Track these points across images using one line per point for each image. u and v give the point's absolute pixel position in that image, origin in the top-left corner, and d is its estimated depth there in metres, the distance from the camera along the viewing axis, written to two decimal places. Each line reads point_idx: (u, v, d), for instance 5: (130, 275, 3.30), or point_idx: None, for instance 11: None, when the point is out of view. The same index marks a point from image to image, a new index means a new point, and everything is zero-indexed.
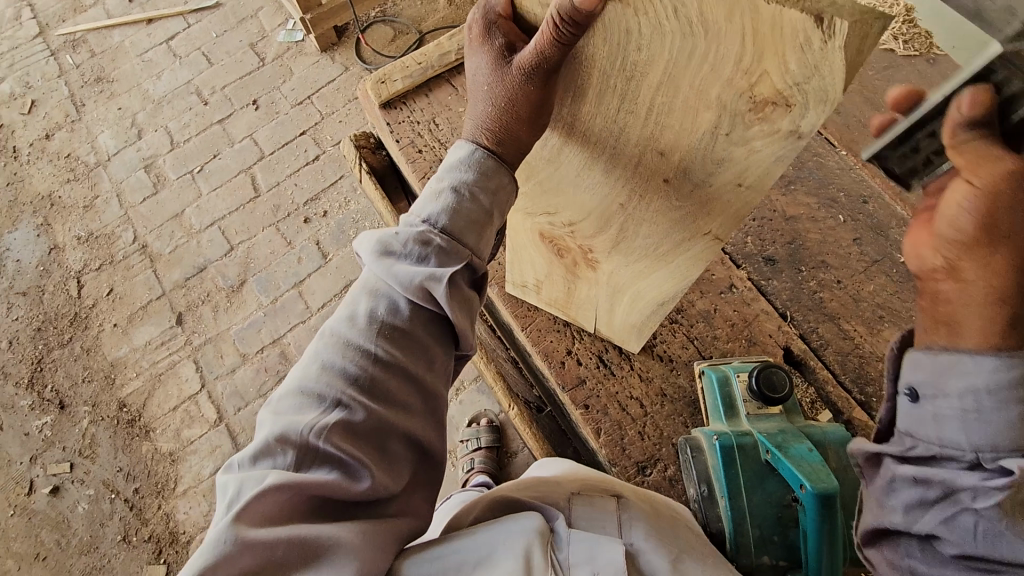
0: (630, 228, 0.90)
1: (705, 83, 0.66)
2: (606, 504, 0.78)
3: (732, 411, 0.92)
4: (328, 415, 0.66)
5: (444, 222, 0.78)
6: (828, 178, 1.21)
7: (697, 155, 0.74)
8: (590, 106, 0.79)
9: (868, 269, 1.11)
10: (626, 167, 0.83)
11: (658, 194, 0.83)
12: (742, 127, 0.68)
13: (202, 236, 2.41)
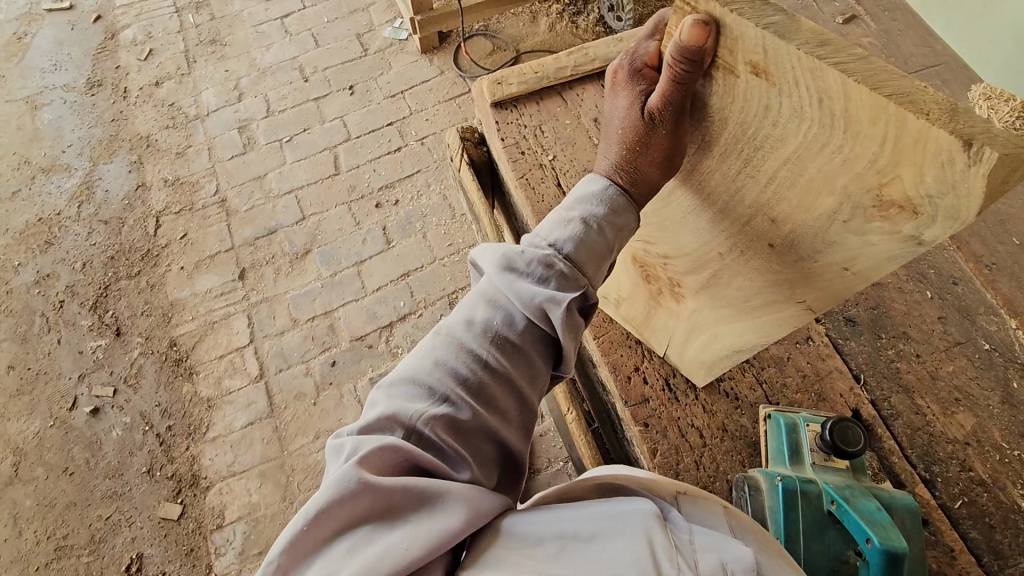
0: (723, 276, 0.93)
1: (833, 173, 0.67)
2: (713, 508, 0.67)
3: (797, 457, 0.92)
4: (439, 405, 0.68)
5: (569, 250, 0.80)
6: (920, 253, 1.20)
7: (809, 231, 0.75)
8: (713, 161, 0.81)
9: (950, 350, 1.10)
10: (733, 223, 0.85)
11: (760, 256, 0.85)
12: (862, 219, 0.68)
13: (278, 201, 2.52)
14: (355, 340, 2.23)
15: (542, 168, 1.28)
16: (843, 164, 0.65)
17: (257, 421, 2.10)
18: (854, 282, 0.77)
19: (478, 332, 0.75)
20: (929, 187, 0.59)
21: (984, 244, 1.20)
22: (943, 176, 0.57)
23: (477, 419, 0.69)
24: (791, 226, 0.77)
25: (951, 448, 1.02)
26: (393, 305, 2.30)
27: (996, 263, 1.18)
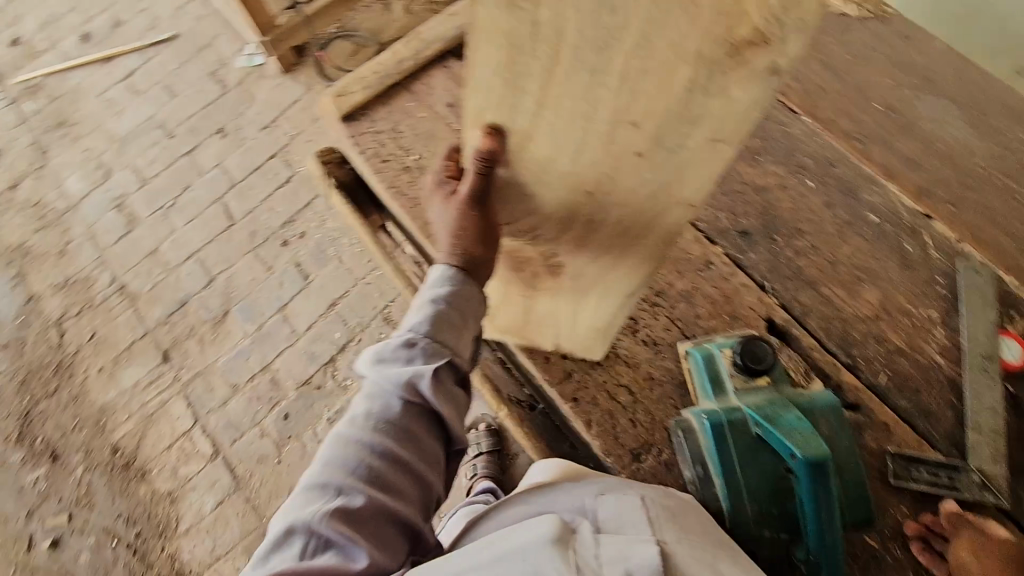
0: (595, 218, 0.74)
1: (616, 96, 0.57)
2: (633, 504, 0.75)
3: (720, 388, 0.91)
4: (333, 499, 0.75)
5: (427, 327, 0.85)
6: (795, 145, 1.20)
7: (657, 136, 0.59)
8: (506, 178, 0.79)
9: (842, 232, 1.11)
10: (567, 165, 0.67)
11: (595, 199, 0.71)
12: (705, 85, 0.51)
13: (180, 270, 2.38)
14: (301, 386, 2.16)
15: (410, 171, 1.22)
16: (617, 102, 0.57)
17: (227, 498, 2.03)
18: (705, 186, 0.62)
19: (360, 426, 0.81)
20: (716, 93, 0.52)
21: (851, 120, 1.20)
22: (723, 72, 0.50)
23: (370, 504, 0.75)
24: (604, 174, 0.67)
25: (864, 327, 1.04)
26: (329, 340, 2.22)
27: (866, 134, 1.19)
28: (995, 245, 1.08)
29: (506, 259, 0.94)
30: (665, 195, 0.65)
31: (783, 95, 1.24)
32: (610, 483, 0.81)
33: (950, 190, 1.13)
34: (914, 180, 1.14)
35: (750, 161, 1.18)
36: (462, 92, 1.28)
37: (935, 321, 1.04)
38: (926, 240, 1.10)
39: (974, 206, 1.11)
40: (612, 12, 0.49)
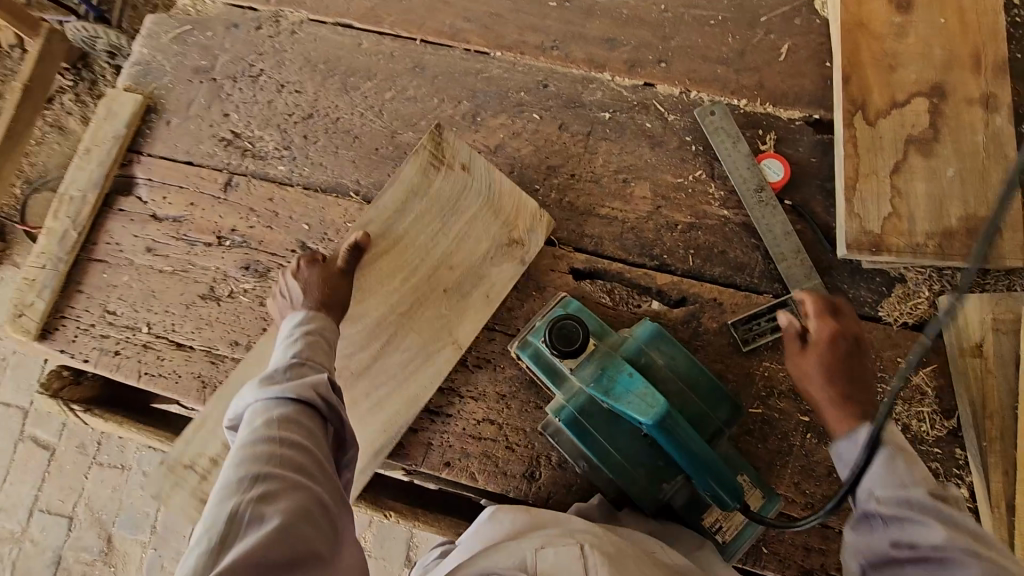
0: (459, 298, 0.98)
1: (465, 236, 1.00)
2: (571, 552, 0.67)
3: (559, 375, 0.86)
4: (250, 489, 0.62)
5: (297, 355, 0.80)
6: (503, 86, 1.12)
7: (463, 266, 0.99)
8: (378, 279, 0.99)
9: (588, 145, 1.07)
10: (410, 280, 0.99)
11: (434, 303, 0.98)
12: (502, 255, 0.99)
13: (32, 530, 2.04)
14: None
15: (150, 345, 1.04)
16: (404, 232, 1.00)
17: None
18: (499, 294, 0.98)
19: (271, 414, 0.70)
20: (469, 249, 1.00)
21: (538, 31, 1.14)
22: (465, 237, 1.00)
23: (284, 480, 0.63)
24: (442, 272, 0.99)
25: (652, 223, 1.02)
26: None
27: (557, 38, 1.13)
28: (715, 78, 1.08)
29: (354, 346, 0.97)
30: (463, 288, 0.98)
31: (466, 41, 1.15)
32: (548, 531, 0.73)
33: (654, 49, 1.11)
34: (620, 57, 1.11)
35: (471, 129, 1.10)
36: (152, 228, 1.10)
37: (705, 179, 1.03)
38: (658, 109, 1.07)
39: (680, 52, 1.10)
40: (461, 198, 1.00)
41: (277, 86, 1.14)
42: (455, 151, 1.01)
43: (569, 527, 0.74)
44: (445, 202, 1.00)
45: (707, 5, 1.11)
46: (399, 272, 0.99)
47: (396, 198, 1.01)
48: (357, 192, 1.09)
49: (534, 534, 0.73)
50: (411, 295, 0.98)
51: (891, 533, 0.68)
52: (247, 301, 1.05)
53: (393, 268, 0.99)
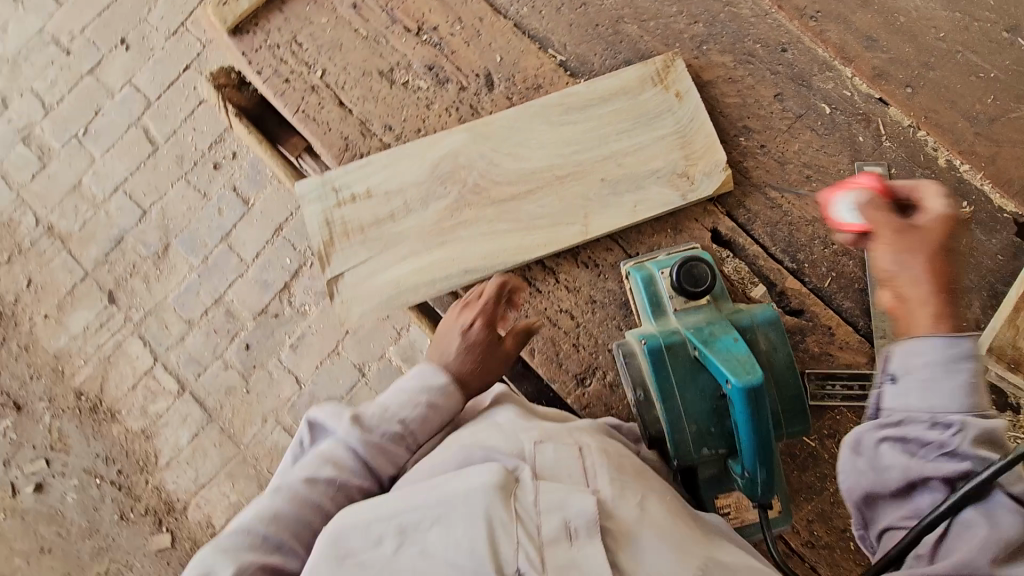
0: (606, 195, 0.99)
1: (643, 145, 1.00)
2: (571, 453, 0.77)
3: (661, 309, 0.89)
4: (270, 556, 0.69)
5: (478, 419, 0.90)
6: (744, 28, 1.07)
7: (626, 170, 1.00)
8: (550, 139, 1.01)
9: (792, 127, 1.03)
10: (573, 156, 1.00)
11: (582, 184, 0.99)
12: (664, 182, 0.99)
13: (110, 204, 2.22)
14: (258, 316, 2.09)
15: (316, 91, 1.08)
16: (593, 116, 1.02)
17: (201, 430, 2.04)
18: (644, 213, 0.98)
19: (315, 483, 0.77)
20: (641, 159, 1.00)
21: None
22: (644, 148, 1.00)
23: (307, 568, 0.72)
24: (603, 163, 1.00)
25: (812, 230, 1.00)
26: (280, 266, 2.11)
27: (821, 11, 1.07)
28: (951, 129, 1.01)
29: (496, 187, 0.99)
30: (614, 190, 0.99)
31: None
32: (545, 426, 0.83)
33: (908, 70, 1.04)
34: (871, 61, 1.05)
35: (692, 53, 1.06)
36: None
37: None
38: (878, 129, 1.03)
39: (931, 87, 1.03)
40: (661, 116, 1.01)
41: None
42: (680, 79, 1.02)
43: (569, 429, 0.84)
44: (644, 111, 1.01)
45: (986, 56, 1.03)
46: (572, 143, 1.01)
47: (604, 86, 1.03)
48: (558, 55, 1.08)
49: (525, 425, 0.82)
50: (571, 167, 1.00)
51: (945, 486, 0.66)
52: (414, 97, 1.07)
53: (569, 138, 1.01)
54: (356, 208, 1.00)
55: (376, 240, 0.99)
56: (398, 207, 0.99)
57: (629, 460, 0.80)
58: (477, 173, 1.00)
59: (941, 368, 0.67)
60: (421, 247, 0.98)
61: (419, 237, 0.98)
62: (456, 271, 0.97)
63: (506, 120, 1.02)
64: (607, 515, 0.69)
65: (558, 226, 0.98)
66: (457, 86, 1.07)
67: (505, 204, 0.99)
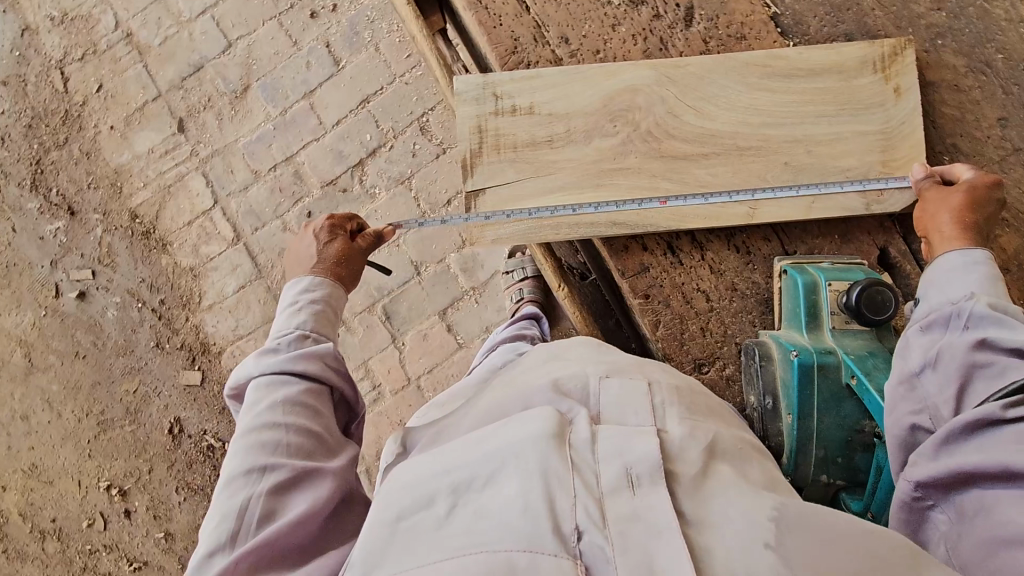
0: (786, 180, 0.89)
1: (841, 137, 0.89)
2: (638, 389, 0.65)
3: (815, 322, 0.83)
4: (261, 480, 0.68)
5: (311, 323, 0.85)
6: (990, 31, 0.93)
7: (815, 158, 0.89)
8: (743, 102, 0.90)
9: (1006, 160, 0.92)
10: (763, 128, 0.90)
11: (763, 162, 0.89)
12: (852, 185, 0.89)
13: (195, 26, 2.08)
14: (326, 186, 2.01)
15: None
16: (795, 89, 0.90)
17: (248, 284, 2.02)
18: (820, 211, 0.89)
19: (267, 413, 0.74)
20: (835, 152, 0.89)
21: None
22: (842, 141, 0.89)
23: (296, 473, 0.69)
24: (792, 144, 0.89)
25: None
26: (359, 140, 2.01)
27: None
28: None
29: (669, 141, 0.90)
30: (795, 176, 0.89)
31: None
32: (614, 362, 0.71)
33: None
34: None
35: (921, 45, 0.94)
36: None
37: None
38: None
39: None
40: (870, 108, 0.89)
41: None
42: (902, 72, 0.90)
43: (636, 366, 0.71)
44: (854, 99, 0.90)
45: None
46: (764, 113, 0.90)
47: (818, 58, 0.91)
48: (772, 6, 0.96)
49: (592, 360, 0.73)
50: (757, 140, 0.90)
51: (998, 438, 0.60)
52: (600, 12, 0.95)
53: (764, 108, 0.90)
54: (514, 122, 0.92)
55: (528, 163, 0.91)
56: (560, 133, 0.91)
57: (702, 398, 0.68)
58: (653, 118, 0.90)
59: (938, 279, 0.75)
60: (574, 184, 0.90)
61: (574, 173, 0.90)
62: (607, 220, 0.90)
63: (699, 66, 0.91)
64: (672, 455, 0.56)
65: (724, 201, 0.89)
66: (653, 12, 0.95)
67: (674, 163, 0.90)
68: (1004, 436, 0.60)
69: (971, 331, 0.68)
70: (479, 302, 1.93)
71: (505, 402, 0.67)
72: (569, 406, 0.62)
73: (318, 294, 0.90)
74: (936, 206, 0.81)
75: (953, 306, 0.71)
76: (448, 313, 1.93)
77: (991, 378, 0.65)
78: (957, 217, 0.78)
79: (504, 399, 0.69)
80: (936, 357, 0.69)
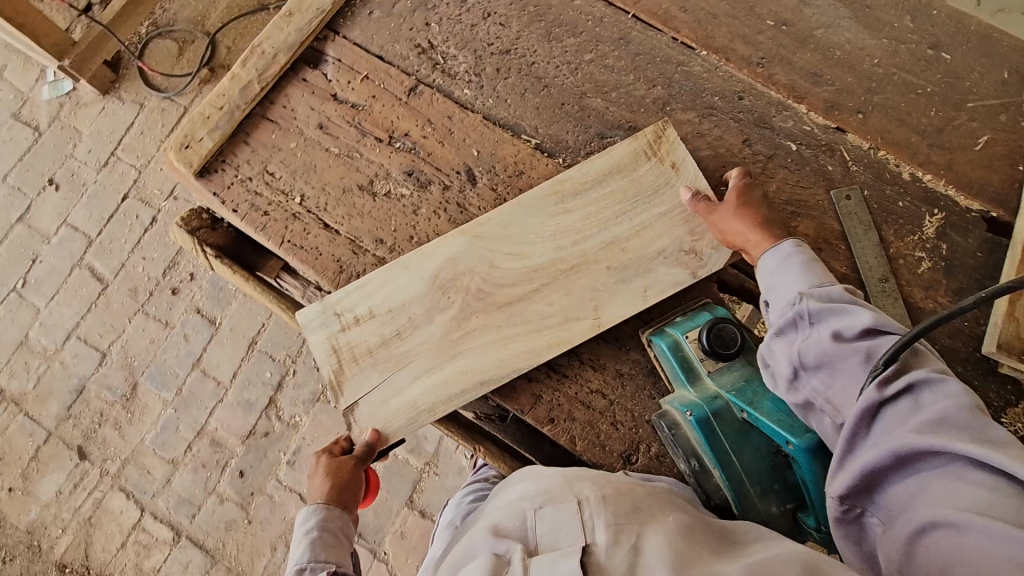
0: (614, 284, 0.98)
1: (642, 225, 1.01)
2: (569, 509, 0.71)
3: (694, 375, 0.89)
4: None
5: (313, 558, 0.92)
6: (700, 85, 1.13)
7: (631, 252, 0.99)
8: (545, 230, 1.01)
9: (767, 168, 1.08)
10: (575, 245, 1.00)
11: (588, 273, 0.99)
12: (669, 261, 0.99)
13: (64, 354, 2.08)
14: (247, 438, 1.97)
15: (299, 217, 1.05)
16: (593, 200, 1.02)
17: None
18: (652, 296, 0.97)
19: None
20: (644, 240, 1.00)
21: (747, 43, 1.14)
22: (644, 228, 1.01)
23: None
24: (604, 247, 1.00)
25: None
26: (261, 381, 2.01)
27: (765, 56, 1.13)
28: (907, 145, 1.08)
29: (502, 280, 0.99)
30: (621, 274, 0.99)
31: (674, 32, 1.15)
32: (549, 487, 0.78)
33: (856, 98, 1.11)
34: (822, 94, 1.11)
35: (658, 115, 1.11)
36: (329, 106, 1.11)
37: (870, 237, 1.04)
38: (842, 156, 1.08)
39: (880, 109, 1.10)
40: (659, 189, 1.02)
41: (484, 13, 1.16)
42: (674, 149, 1.04)
43: (569, 482, 0.78)
44: (642, 186, 1.03)
45: (919, 74, 1.11)
46: (577, 233, 1.01)
47: (596, 168, 1.04)
48: (532, 138, 1.10)
49: (530, 492, 0.79)
50: (575, 257, 0.99)
51: (886, 426, 0.68)
52: (399, 205, 1.06)
53: (569, 228, 1.01)
54: (362, 331, 0.98)
55: (386, 362, 0.96)
56: (404, 324, 0.98)
57: (629, 498, 0.73)
58: (478, 277, 0.99)
59: (772, 282, 0.86)
60: (433, 362, 0.96)
61: (431, 356, 0.96)
62: (474, 380, 0.95)
63: (497, 215, 1.02)
64: (598, 569, 0.63)
65: (574, 322, 0.97)
66: (441, 186, 1.07)
67: (511, 309, 0.98)
68: (896, 420, 0.67)
69: (818, 325, 0.77)
70: (439, 473, 1.88)
71: (458, 560, 0.75)
72: (507, 547, 0.70)
73: (313, 524, 0.94)
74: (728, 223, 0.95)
75: (794, 310, 0.79)
76: (415, 499, 1.87)
77: (860, 363, 0.72)
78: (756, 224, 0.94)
79: (460, 558, 0.75)
80: (801, 359, 0.77)
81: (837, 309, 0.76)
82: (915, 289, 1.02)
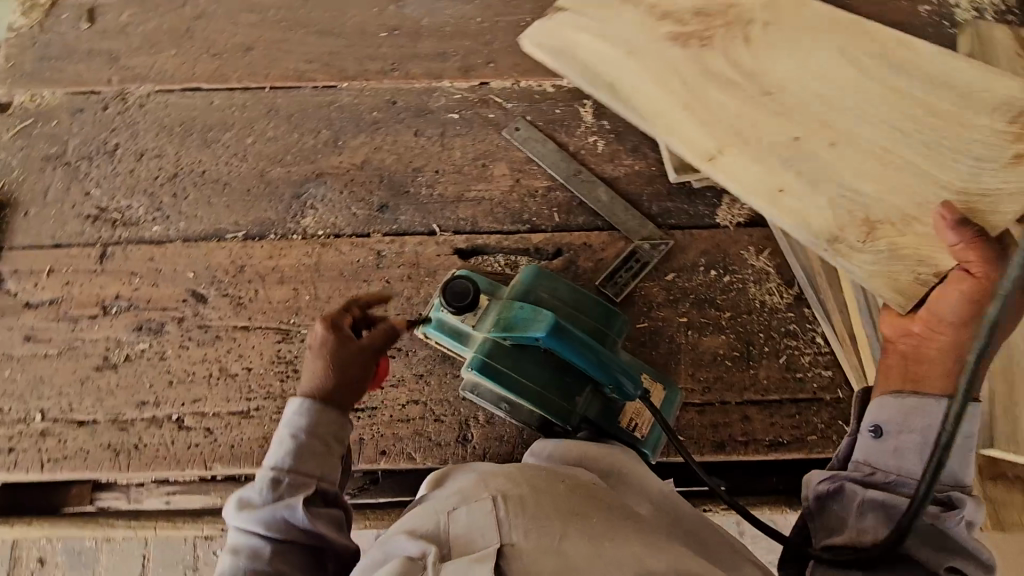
0: (725, 118, 1.02)
1: (784, 111, 1.00)
2: (485, 510, 0.67)
3: (464, 335, 0.95)
4: None
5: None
6: (355, 110, 1.21)
7: (783, 115, 1.00)
8: (666, 101, 1.05)
9: (445, 143, 1.18)
10: (735, 110, 1.02)
11: (771, 129, 1.00)
12: (788, 134, 0.99)
13: None
14: None
15: (49, 432, 1.00)
16: (802, 121, 0.99)
17: None
18: (808, 166, 0.97)
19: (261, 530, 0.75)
20: (773, 128, 1.00)
21: (375, 58, 1.24)
22: (766, 125, 1.00)
23: None
24: (731, 121, 1.02)
25: (516, 195, 1.15)
26: None
27: (394, 60, 1.24)
28: (536, 67, 1.24)
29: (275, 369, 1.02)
30: (790, 115, 1.00)
31: (311, 80, 1.23)
32: (466, 485, 0.73)
33: (481, 53, 1.25)
34: (454, 65, 1.24)
35: (335, 151, 1.17)
36: (27, 317, 1.06)
37: (549, 147, 1.17)
38: (496, 101, 1.21)
39: (503, 52, 1.25)
40: (785, 114, 1.00)
41: (136, 155, 1.17)
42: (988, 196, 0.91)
43: (490, 476, 0.73)
44: (807, 110, 1.00)
45: (514, 11, 1.28)
46: (748, 53, 1.05)
47: (719, 93, 1.03)
48: (237, 231, 1.12)
49: (447, 490, 0.74)
50: (697, 107, 1.03)
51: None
52: (145, 360, 1.03)
53: (700, 102, 1.04)
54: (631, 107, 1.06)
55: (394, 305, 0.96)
56: (201, 459, 0.98)
57: (560, 499, 0.69)
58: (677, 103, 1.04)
59: (913, 422, 0.79)
60: (643, 86, 1.07)
61: (604, 47, 1.11)
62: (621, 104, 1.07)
63: (692, 61, 1.06)
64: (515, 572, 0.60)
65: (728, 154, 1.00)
66: (175, 321, 1.06)
67: (658, 52, 1.07)
68: None
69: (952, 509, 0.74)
70: None
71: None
72: (418, 551, 0.65)
73: (303, 424, 0.81)
74: (980, 245, 0.83)
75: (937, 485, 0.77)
76: None
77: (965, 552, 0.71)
78: (964, 309, 0.82)
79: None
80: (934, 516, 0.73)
81: (956, 510, 0.74)
82: (604, 166, 1.17)
